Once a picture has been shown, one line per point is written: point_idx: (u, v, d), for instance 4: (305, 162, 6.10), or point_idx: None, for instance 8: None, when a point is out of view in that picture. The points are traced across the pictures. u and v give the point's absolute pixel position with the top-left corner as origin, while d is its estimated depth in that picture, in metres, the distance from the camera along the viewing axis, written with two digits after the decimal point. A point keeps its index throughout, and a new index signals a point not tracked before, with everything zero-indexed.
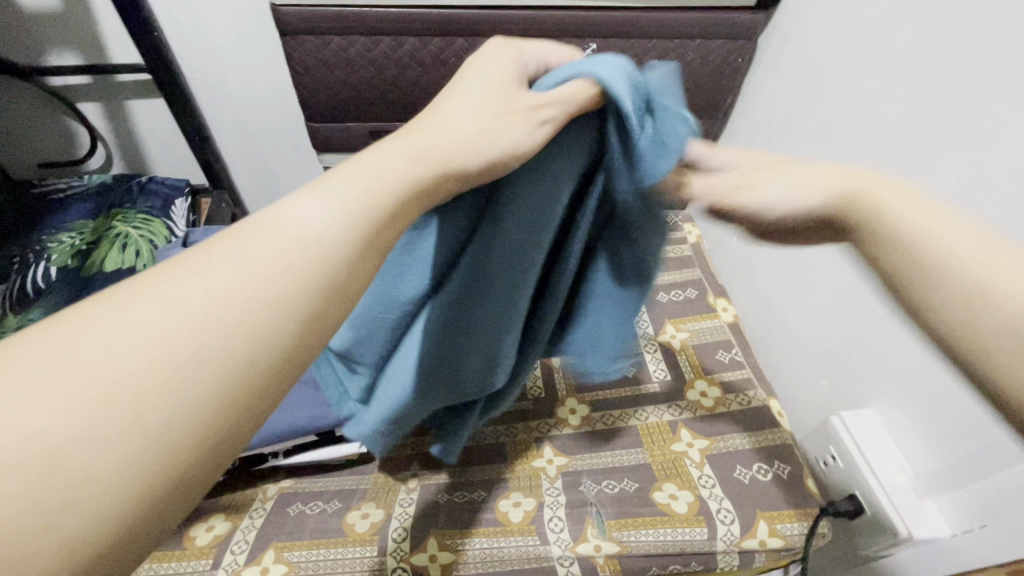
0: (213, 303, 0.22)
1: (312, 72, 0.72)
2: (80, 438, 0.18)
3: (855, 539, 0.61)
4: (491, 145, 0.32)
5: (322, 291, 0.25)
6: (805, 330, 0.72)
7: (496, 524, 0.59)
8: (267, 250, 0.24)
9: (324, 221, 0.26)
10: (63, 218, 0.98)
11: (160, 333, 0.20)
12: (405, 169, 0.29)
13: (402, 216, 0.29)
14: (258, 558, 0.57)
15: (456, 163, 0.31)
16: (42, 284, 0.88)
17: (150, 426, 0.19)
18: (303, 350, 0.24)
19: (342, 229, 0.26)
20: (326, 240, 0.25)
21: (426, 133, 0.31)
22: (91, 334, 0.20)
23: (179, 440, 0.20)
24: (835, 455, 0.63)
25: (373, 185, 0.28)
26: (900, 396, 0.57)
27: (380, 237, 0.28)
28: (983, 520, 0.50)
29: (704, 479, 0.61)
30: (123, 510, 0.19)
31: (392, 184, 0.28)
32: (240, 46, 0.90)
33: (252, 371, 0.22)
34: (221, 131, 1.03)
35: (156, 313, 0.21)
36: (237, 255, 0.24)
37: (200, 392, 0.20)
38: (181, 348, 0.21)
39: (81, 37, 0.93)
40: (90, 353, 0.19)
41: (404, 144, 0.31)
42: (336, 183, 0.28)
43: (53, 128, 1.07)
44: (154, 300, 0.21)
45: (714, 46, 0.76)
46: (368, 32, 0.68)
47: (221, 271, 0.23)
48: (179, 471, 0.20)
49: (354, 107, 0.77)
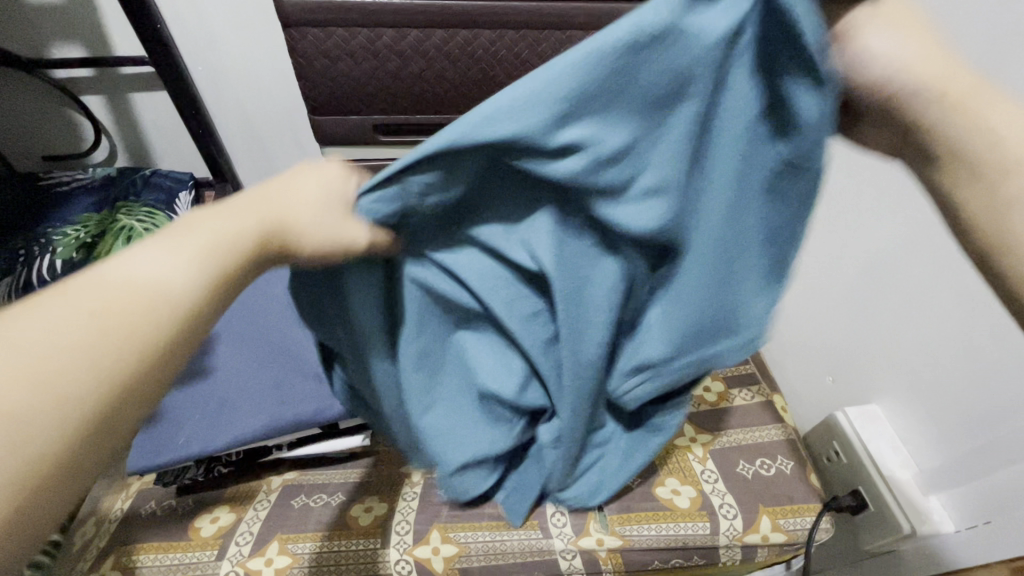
0: (36, 354, 0.22)
1: (315, 64, 0.71)
2: None
3: (858, 534, 0.60)
4: (336, 215, 0.32)
5: (169, 339, 0.25)
6: (807, 323, 0.72)
7: (499, 518, 0.58)
8: (124, 296, 0.25)
9: (169, 268, 0.26)
10: (67, 211, 0.98)
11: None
12: (261, 225, 0.30)
13: (254, 266, 0.30)
14: (263, 550, 0.57)
15: (309, 221, 0.32)
16: (48, 277, 0.88)
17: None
18: (148, 392, 0.25)
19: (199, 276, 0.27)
20: (172, 287, 0.26)
21: (285, 190, 0.32)
22: None
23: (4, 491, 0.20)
24: (838, 450, 0.62)
25: (230, 237, 0.29)
26: (903, 393, 0.57)
27: (231, 283, 0.29)
28: (987, 517, 0.50)
29: (708, 474, 0.61)
30: None
31: (246, 238, 0.29)
32: (243, 38, 0.89)
33: (84, 422, 0.22)
34: (224, 123, 1.03)
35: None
36: (69, 302, 0.24)
37: (53, 433, 0.21)
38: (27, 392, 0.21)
39: (84, 29, 0.93)
40: None
41: (259, 200, 0.31)
42: (190, 231, 0.28)
43: (57, 121, 1.07)
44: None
45: None
46: (371, 24, 0.67)
47: (48, 319, 0.23)
48: (74, 453, 0.22)
49: (357, 100, 0.76)
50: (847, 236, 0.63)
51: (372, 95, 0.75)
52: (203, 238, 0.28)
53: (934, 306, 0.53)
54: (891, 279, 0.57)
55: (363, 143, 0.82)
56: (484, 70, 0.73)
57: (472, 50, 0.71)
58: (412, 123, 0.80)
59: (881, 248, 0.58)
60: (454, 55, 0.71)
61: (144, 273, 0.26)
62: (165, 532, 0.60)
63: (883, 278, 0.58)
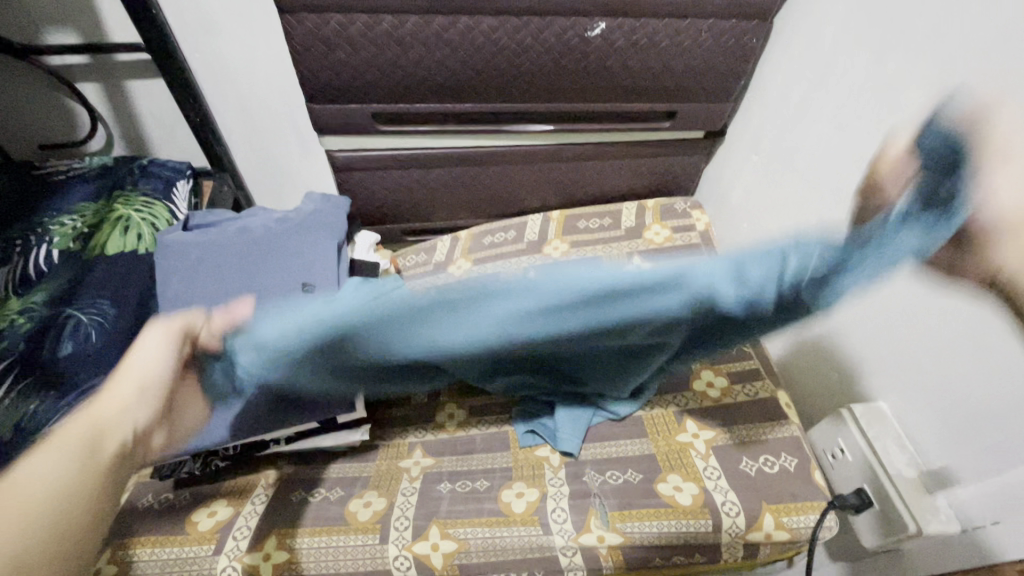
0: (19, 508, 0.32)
1: (313, 52, 0.70)
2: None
3: (861, 534, 0.59)
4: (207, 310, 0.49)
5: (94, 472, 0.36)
6: (813, 319, 0.71)
7: (499, 515, 0.58)
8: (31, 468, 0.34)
9: (44, 470, 0.34)
10: (64, 200, 0.97)
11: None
12: (92, 423, 0.40)
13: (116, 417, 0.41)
14: (259, 545, 0.57)
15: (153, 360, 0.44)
16: (45, 268, 0.87)
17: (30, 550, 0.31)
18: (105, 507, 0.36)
19: (137, 403, 0.42)
20: (65, 462, 0.36)
21: (103, 401, 0.41)
22: None
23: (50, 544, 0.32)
24: (843, 447, 0.61)
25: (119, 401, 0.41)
26: (910, 390, 0.57)
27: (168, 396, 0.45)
28: (997, 517, 0.49)
29: (709, 470, 0.60)
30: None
31: (95, 409, 0.41)
32: (240, 24, 0.88)
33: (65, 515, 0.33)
34: (222, 112, 1.01)
35: None
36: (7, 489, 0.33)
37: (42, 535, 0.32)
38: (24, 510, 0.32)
39: (77, 14, 0.91)
40: None
41: (89, 415, 0.40)
42: (55, 438, 0.37)
43: (53, 109, 1.05)
44: None
45: (727, 26, 0.73)
46: (369, 9, 0.66)
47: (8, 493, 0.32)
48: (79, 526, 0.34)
49: (355, 89, 0.74)
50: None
51: (371, 84, 0.74)
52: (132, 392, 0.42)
53: (946, 301, 0.51)
54: (900, 274, 0.57)
55: (362, 133, 0.81)
56: (485, 58, 0.72)
57: (472, 38, 0.69)
58: (411, 112, 0.79)
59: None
60: (454, 42, 0.70)
61: (28, 477, 0.33)
62: (162, 526, 0.59)
63: (893, 272, 0.58)
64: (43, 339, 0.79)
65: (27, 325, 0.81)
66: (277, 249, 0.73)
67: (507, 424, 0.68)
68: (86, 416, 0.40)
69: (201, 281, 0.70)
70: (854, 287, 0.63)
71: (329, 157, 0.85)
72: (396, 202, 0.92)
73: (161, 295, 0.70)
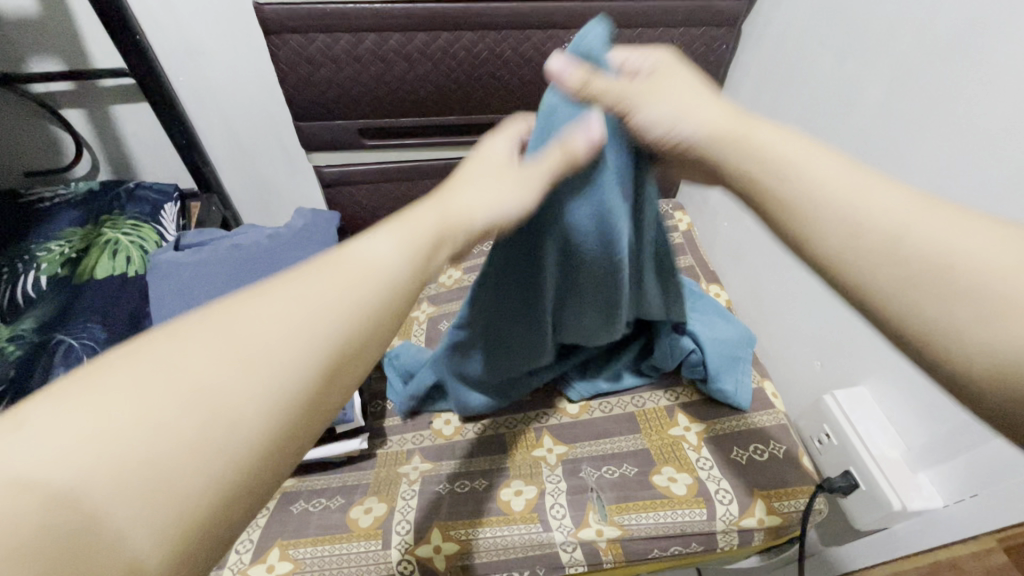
0: (296, 354, 0.28)
1: (298, 70, 0.75)
2: (353, 261, 0.33)
3: (850, 515, 0.61)
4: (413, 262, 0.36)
5: (305, 394, 0.28)
6: (799, 280, 0.71)
7: (499, 514, 0.59)
8: (342, 283, 0.31)
9: (386, 253, 0.34)
10: (52, 227, 0.96)
11: (273, 350, 0.28)
12: (441, 218, 0.40)
13: (382, 334, 0.33)
14: (263, 557, 0.57)
15: (473, 221, 0.42)
16: (33, 293, 0.86)
17: (219, 444, 0.25)
18: (281, 456, 0.28)
19: (409, 258, 0.35)
20: (387, 270, 0.33)
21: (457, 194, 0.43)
22: (343, 265, 0.33)
23: (253, 450, 0.26)
24: (829, 433, 0.64)
25: (422, 226, 0.38)
26: (889, 372, 0.59)
27: (423, 273, 0.36)
28: (974, 489, 0.51)
29: (702, 461, 0.62)
30: (257, 452, 0.26)
31: (434, 228, 0.38)
32: (224, 45, 0.89)
33: (332, 358, 0.29)
34: (210, 136, 1.02)
35: (251, 339, 0.27)
36: (279, 296, 0.30)
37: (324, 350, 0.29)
38: (269, 407, 0.26)
39: (61, 41, 0.91)
40: (344, 279, 0.32)
41: (420, 210, 0.39)
42: (391, 226, 0.37)
43: (38, 136, 1.05)
44: (265, 302, 0.29)
45: (696, 34, 0.78)
46: (351, 29, 0.71)
47: (308, 285, 0.31)
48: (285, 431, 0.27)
49: (343, 104, 0.80)
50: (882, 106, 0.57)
51: (356, 99, 0.79)
52: (405, 234, 0.36)
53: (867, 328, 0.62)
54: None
55: (351, 148, 0.86)
56: (466, 70, 0.78)
57: (449, 56, 0.75)
58: (395, 126, 0.84)
59: (1009, 141, 0.43)
60: (436, 57, 0.75)
61: (375, 255, 0.34)
62: None
63: None
64: (34, 366, 0.77)
65: (16, 352, 0.79)
66: (266, 265, 0.74)
67: (503, 426, 0.69)
68: (353, 268, 0.32)
69: (195, 297, 0.71)
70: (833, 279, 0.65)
71: (317, 172, 0.90)
72: (386, 215, 0.98)
73: (156, 315, 0.70)
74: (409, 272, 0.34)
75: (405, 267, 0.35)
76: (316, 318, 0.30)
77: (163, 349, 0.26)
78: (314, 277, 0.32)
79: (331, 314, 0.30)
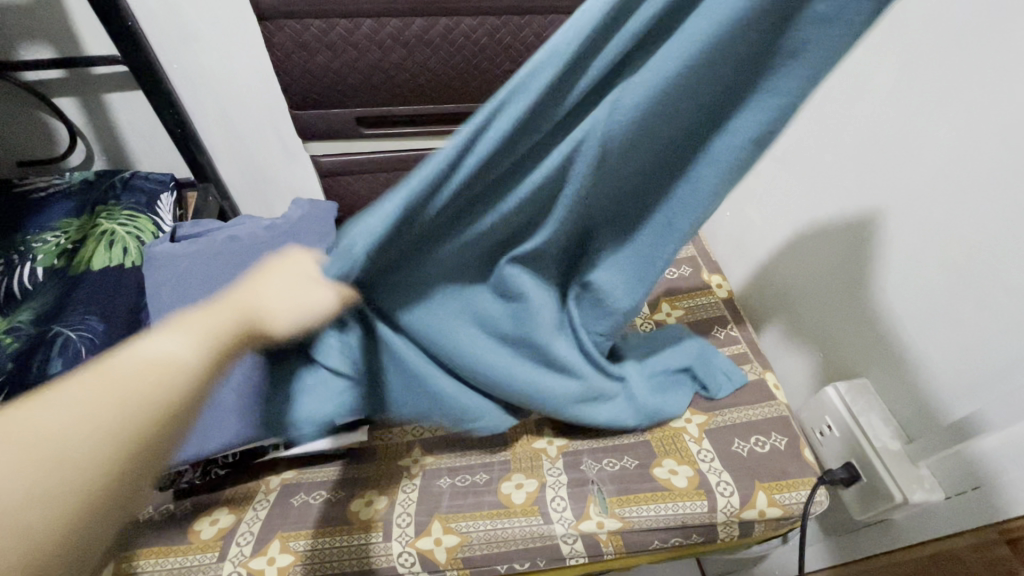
0: (75, 421, 0.34)
1: (292, 57, 0.73)
2: (133, 354, 0.38)
3: (851, 506, 0.61)
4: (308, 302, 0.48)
5: (101, 451, 0.34)
6: (800, 269, 0.71)
7: (499, 506, 0.59)
8: (154, 378, 0.37)
9: (175, 344, 0.39)
10: (47, 218, 0.95)
11: (43, 437, 0.32)
12: (228, 312, 0.43)
13: (158, 425, 0.36)
14: (263, 550, 0.57)
15: (265, 306, 0.46)
16: (29, 285, 0.86)
17: (77, 475, 0.32)
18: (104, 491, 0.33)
19: (202, 349, 0.40)
20: (182, 359, 0.39)
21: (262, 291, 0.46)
22: (118, 368, 0.37)
23: (48, 504, 0.31)
24: (831, 425, 0.63)
25: (204, 316, 0.42)
26: (893, 364, 0.59)
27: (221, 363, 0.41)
28: (976, 482, 0.50)
29: (703, 453, 0.62)
30: (58, 518, 0.31)
31: (224, 312, 0.43)
32: (218, 33, 0.87)
33: (112, 445, 0.34)
34: (207, 126, 1.01)
35: (40, 420, 0.33)
36: (84, 387, 0.36)
37: (109, 436, 0.34)
38: (99, 440, 0.34)
39: (52, 28, 0.89)
40: (139, 368, 0.37)
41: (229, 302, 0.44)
42: (187, 318, 0.42)
43: (32, 125, 1.04)
44: (53, 402, 0.34)
45: None
46: (348, 14, 0.69)
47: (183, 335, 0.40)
48: (105, 488, 0.34)
49: (341, 93, 0.78)
50: (891, 91, 0.55)
51: (354, 87, 0.78)
52: (196, 325, 0.41)
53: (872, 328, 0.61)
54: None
55: (349, 137, 0.84)
56: (466, 58, 0.76)
57: (449, 44, 0.74)
58: (394, 115, 0.83)
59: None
60: (435, 44, 0.74)
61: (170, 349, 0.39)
62: (163, 537, 0.60)
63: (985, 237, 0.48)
64: (32, 358, 0.76)
65: (15, 345, 0.79)
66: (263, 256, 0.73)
67: None
68: (117, 363, 0.37)
69: (192, 289, 0.70)
70: (843, 278, 0.63)
71: (315, 163, 0.89)
72: None
73: (154, 307, 0.70)
74: (202, 364, 0.40)
75: (204, 360, 0.40)
76: (86, 411, 0.34)
77: (38, 412, 0.33)
78: (105, 371, 0.37)
79: (111, 402, 0.35)
